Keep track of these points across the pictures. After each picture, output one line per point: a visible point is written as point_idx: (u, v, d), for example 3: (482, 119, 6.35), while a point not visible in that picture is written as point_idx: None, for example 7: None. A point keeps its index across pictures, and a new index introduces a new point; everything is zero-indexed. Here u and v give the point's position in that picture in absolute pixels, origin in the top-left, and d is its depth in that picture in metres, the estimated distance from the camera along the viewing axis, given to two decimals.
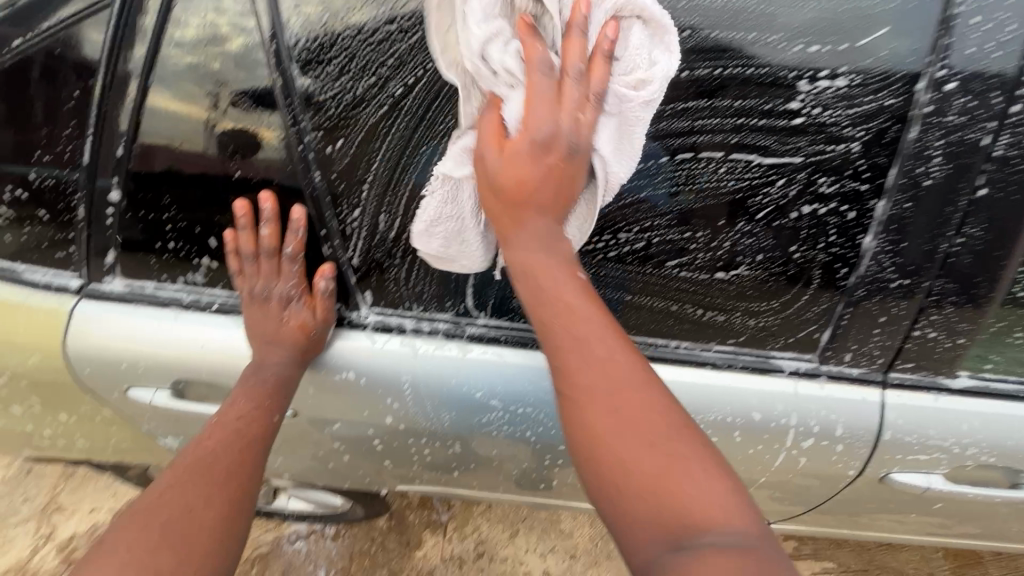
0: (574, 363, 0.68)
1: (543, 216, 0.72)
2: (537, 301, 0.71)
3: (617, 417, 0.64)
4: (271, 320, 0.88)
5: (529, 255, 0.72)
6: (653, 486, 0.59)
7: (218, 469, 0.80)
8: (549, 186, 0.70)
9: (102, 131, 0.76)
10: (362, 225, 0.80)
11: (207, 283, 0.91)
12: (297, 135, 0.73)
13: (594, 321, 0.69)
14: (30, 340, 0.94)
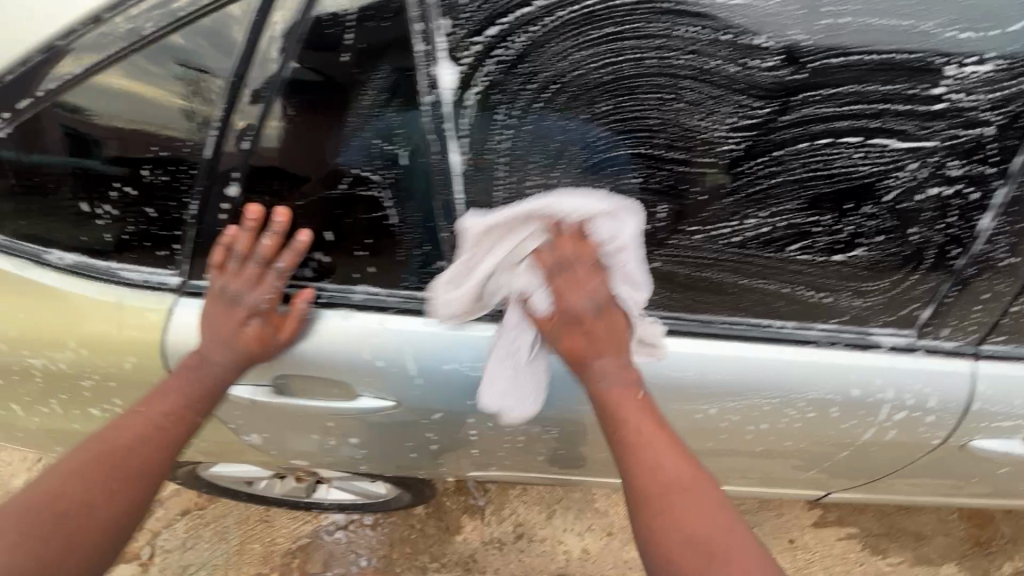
0: (643, 457, 0.81)
1: (608, 356, 0.84)
2: (615, 421, 0.83)
3: (690, 509, 0.78)
4: (226, 321, 0.87)
5: (598, 383, 0.84)
6: (698, 561, 0.74)
7: (129, 467, 0.86)
8: (614, 335, 0.83)
9: (224, 124, 0.73)
10: None
11: (314, 277, 0.88)
12: (435, 131, 0.71)
13: (646, 417, 0.83)
14: (126, 341, 0.92)
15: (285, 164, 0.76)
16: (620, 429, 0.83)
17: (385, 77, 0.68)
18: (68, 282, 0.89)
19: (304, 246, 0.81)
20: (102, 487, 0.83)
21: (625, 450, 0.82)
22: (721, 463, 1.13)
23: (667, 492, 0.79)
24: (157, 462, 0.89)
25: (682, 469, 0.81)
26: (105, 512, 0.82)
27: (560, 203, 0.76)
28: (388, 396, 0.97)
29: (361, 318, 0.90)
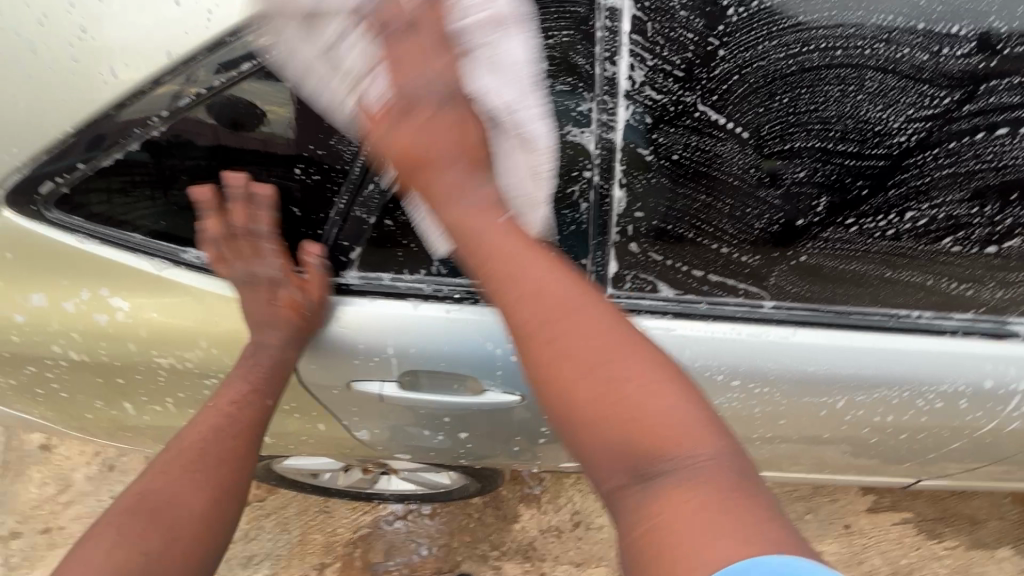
0: (559, 317, 0.64)
1: (460, 170, 0.71)
2: (496, 259, 0.68)
3: (578, 352, 0.62)
4: (263, 302, 0.91)
5: (449, 197, 0.71)
6: (625, 422, 0.60)
7: (207, 459, 0.91)
8: (442, 135, 0.70)
9: None
10: (637, 217, 0.78)
11: (449, 275, 0.89)
12: (606, 127, 0.70)
13: (539, 261, 0.67)
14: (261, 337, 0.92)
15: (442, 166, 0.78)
16: (482, 257, 0.69)
17: (550, 51, 0.66)
18: (210, 281, 0.91)
19: (268, 194, 0.83)
20: (186, 479, 0.88)
21: (500, 301, 0.67)
22: (830, 449, 1.14)
23: (554, 338, 0.64)
24: (230, 453, 0.94)
25: (599, 327, 0.63)
26: (194, 502, 0.87)
27: (715, 195, 0.76)
28: (514, 389, 0.97)
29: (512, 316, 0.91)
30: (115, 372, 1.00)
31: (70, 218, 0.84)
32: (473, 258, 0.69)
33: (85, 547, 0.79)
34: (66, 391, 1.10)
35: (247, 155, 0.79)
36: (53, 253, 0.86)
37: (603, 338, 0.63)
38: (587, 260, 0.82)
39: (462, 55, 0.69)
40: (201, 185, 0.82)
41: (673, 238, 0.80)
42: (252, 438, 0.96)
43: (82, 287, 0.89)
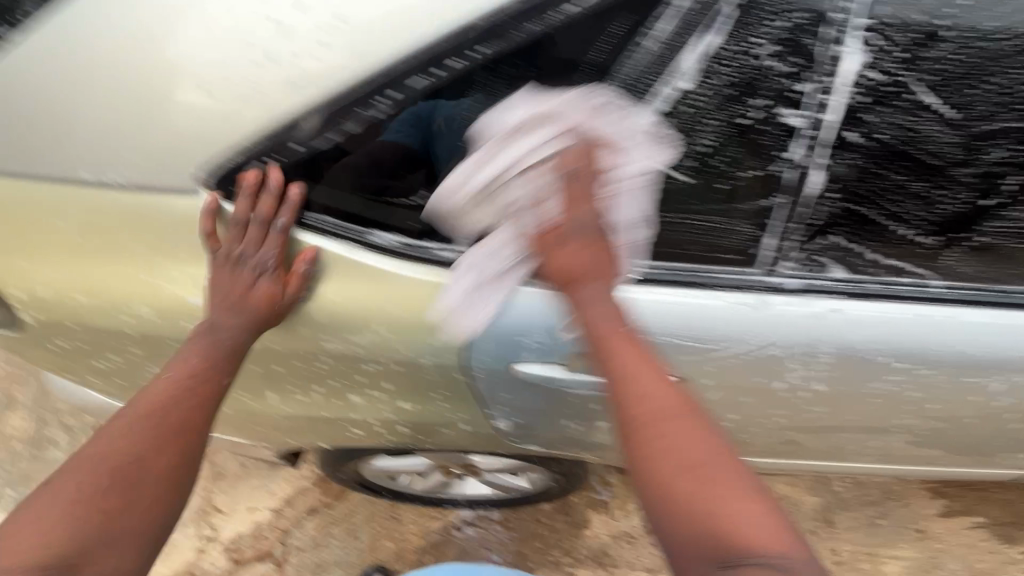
0: (635, 385, 0.84)
1: (596, 286, 0.87)
2: (616, 366, 0.85)
3: (663, 448, 0.81)
4: (234, 285, 0.92)
5: (594, 303, 0.86)
6: (697, 504, 0.77)
7: (167, 431, 0.91)
8: (592, 259, 0.87)
9: (596, 116, 0.77)
10: (827, 201, 0.82)
11: (633, 256, 0.90)
12: (817, 117, 0.74)
13: (653, 371, 0.85)
14: (435, 319, 0.93)
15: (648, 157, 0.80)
16: (619, 377, 0.85)
17: (780, 34, 0.69)
18: (386, 263, 0.91)
19: (298, 199, 0.85)
20: (151, 444, 0.89)
21: (613, 376, 0.85)
22: (962, 432, 1.15)
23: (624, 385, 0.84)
24: (188, 423, 0.93)
25: (688, 416, 0.83)
26: (155, 464, 0.89)
27: (914, 176, 0.79)
28: (677, 372, 0.96)
29: (692, 293, 0.91)
30: (275, 358, 1.02)
31: (264, 199, 0.87)
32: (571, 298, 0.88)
33: (42, 499, 0.82)
34: (214, 381, 1.11)
35: (450, 138, 0.80)
36: (240, 235, 0.88)
37: (682, 425, 0.82)
38: (763, 246, 0.87)
39: (684, 44, 0.71)
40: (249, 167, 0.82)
41: (859, 221, 0.85)
42: (210, 407, 0.96)
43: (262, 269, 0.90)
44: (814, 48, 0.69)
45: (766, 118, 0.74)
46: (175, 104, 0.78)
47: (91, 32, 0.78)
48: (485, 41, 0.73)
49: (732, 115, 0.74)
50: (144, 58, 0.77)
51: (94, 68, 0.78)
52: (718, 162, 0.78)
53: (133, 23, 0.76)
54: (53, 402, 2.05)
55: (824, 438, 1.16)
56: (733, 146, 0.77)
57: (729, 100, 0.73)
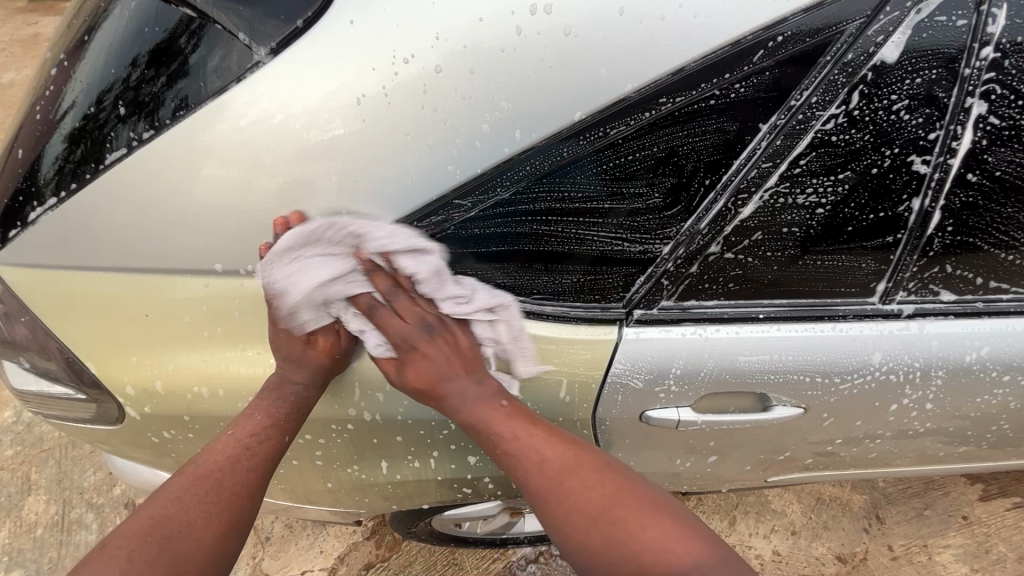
0: (545, 473, 0.90)
1: (458, 379, 0.91)
2: (506, 445, 0.90)
3: (580, 508, 0.88)
4: (294, 339, 0.89)
5: (459, 401, 0.91)
6: (614, 532, 0.86)
7: (222, 491, 0.88)
8: (461, 356, 0.92)
9: (739, 173, 0.78)
10: (945, 233, 0.87)
11: (758, 298, 0.92)
12: (942, 159, 0.79)
13: (564, 442, 0.91)
14: (570, 372, 0.93)
15: (783, 208, 0.82)
16: (494, 444, 0.91)
17: (917, 88, 0.73)
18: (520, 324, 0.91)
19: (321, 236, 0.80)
20: (200, 511, 0.85)
21: (503, 453, 0.91)
22: None
23: (523, 449, 0.89)
24: (244, 486, 0.90)
25: (603, 479, 0.90)
26: (203, 533, 0.84)
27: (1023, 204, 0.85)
28: (801, 402, 0.99)
29: (817, 327, 0.94)
30: (402, 429, 1.01)
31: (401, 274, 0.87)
32: (483, 437, 0.92)
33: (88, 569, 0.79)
34: (329, 456, 1.08)
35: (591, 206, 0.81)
36: (379, 312, 0.89)
37: (587, 469, 0.90)
38: (882, 279, 0.92)
39: (830, 102, 0.73)
40: (278, 219, 0.80)
41: (969, 249, 0.89)
42: (266, 474, 0.92)
43: (397, 341, 0.91)
44: (947, 98, 0.74)
45: (896, 163, 0.79)
46: (320, 193, 0.79)
47: (237, 127, 0.78)
48: (636, 112, 0.74)
49: (868, 165, 0.79)
50: (296, 147, 0.77)
51: (241, 161, 0.78)
52: (849, 205, 0.82)
53: (284, 116, 0.76)
54: (85, 481, 1.92)
55: (915, 441, 1.23)
56: (864, 190, 0.81)
57: (867, 150, 0.77)
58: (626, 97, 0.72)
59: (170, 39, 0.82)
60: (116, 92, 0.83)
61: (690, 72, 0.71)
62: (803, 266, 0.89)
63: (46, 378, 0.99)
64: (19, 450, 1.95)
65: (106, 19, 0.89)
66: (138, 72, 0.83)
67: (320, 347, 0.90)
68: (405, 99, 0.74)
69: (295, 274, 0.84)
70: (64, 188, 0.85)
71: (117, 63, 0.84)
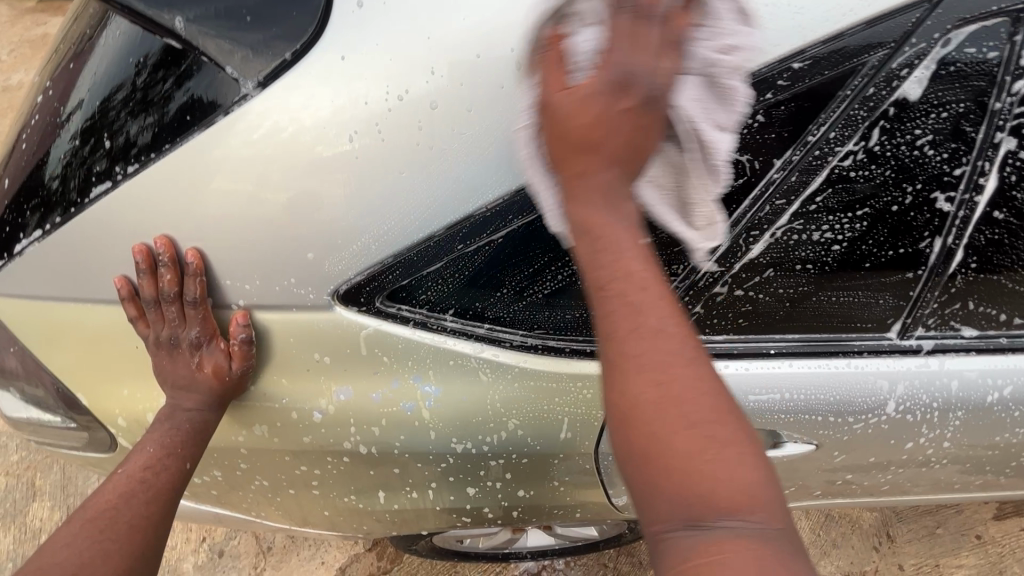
0: (627, 337, 0.57)
1: (612, 168, 0.63)
2: (613, 291, 0.59)
3: (678, 397, 0.55)
4: (181, 364, 0.88)
5: (586, 179, 0.63)
6: (671, 448, 0.54)
7: (119, 525, 0.81)
8: (592, 195, 0.62)
9: (752, 209, 0.74)
10: (967, 269, 0.83)
11: (770, 333, 0.88)
12: (965, 196, 0.75)
13: (659, 287, 0.59)
14: (571, 407, 0.90)
15: (797, 244, 0.78)
16: (596, 292, 0.60)
17: (942, 123, 0.69)
18: (520, 359, 0.87)
19: (199, 264, 0.79)
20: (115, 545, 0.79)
21: (599, 293, 0.60)
22: None
23: (603, 306, 0.59)
24: (145, 524, 0.83)
25: (703, 401, 0.55)
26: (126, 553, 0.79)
27: None
28: (813, 439, 0.95)
29: (832, 363, 0.90)
30: (400, 462, 0.98)
31: (392, 306, 0.83)
32: (578, 244, 0.62)
33: None
34: (326, 486, 1.06)
35: None
36: (373, 348, 0.85)
37: (686, 371, 0.56)
38: (900, 316, 0.88)
39: (849, 138, 0.69)
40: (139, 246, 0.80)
41: (994, 286, 0.85)
42: (159, 511, 0.86)
43: (393, 375, 0.87)
44: (974, 133, 0.70)
45: (918, 200, 0.75)
46: (312, 226, 0.76)
47: (224, 162, 0.74)
48: None
49: (888, 202, 0.75)
50: (286, 180, 0.74)
51: (229, 193, 0.75)
52: (867, 242, 0.78)
53: (275, 151, 0.73)
54: (88, 489, 1.92)
55: (930, 473, 1.18)
56: (883, 226, 0.77)
57: (887, 186, 0.73)
58: None
59: (172, 44, 0.77)
60: (123, 96, 0.80)
61: None
62: (817, 302, 0.85)
63: (37, 407, 0.97)
64: (22, 457, 1.95)
65: (93, 41, 0.85)
66: (144, 77, 0.78)
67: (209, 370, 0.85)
68: (397, 136, 0.71)
69: (154, 301, 0.83)
70: (49, 219, 0.81)
71: (121, 68, 0.80)
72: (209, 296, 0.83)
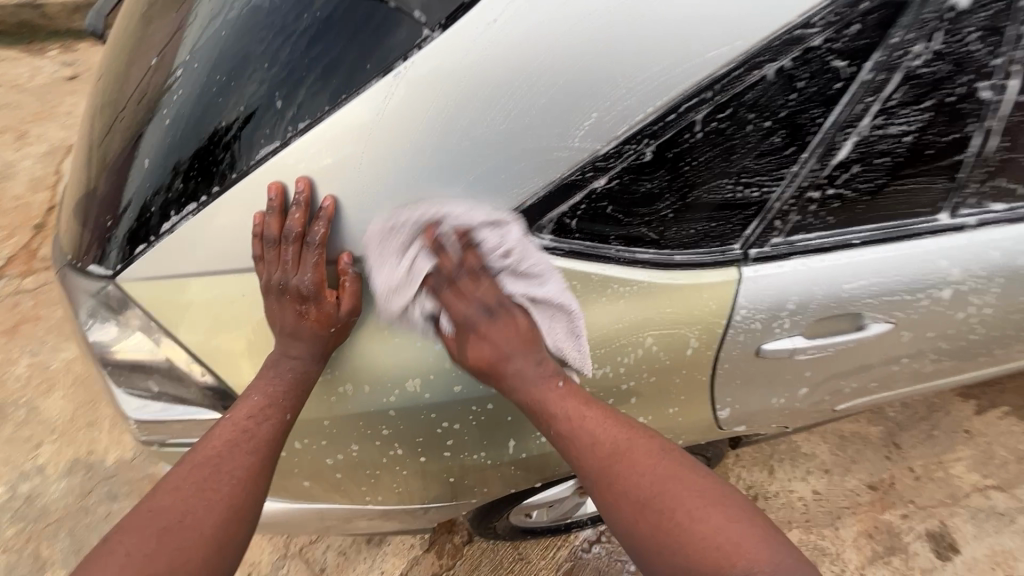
0: (581, 446, 0.90)
1: (513, 358, 0.92)
2: (563, 430, 0.90)
3: (629, 474, 0.87)
4: (287, 313, 0.86)
5: (519, 376, 0.92)
6: (650, 518, 0.85)
7: (226, 474, 0.82)
8: (512, 336, 0.92)
9: (846, 109, 0.87)
10: (999, 150, 1.00)
11: (852, 226, 1.02)
12: (1003, 83, 0.92)
13: (605, 426, 0.91)
14: (698, 316, 0.99)
15: (879, 138, 0.92)
16: (551, 424, 0.91)
17: (987, 21, 0.85)
18: (658, 275, 0.95)
19: (332, 212, 0.80)
20: (222, 496, 0.80)
21: (558, 422, 0.91)
22: None
23: (580, 429, 0.90)
24: (251, 481, 0.83)
25: (660, 468, 0.88)
26: (207, 526, 0.78)
27: None
28: (891, 318, 1.10)
29: (903, 246, 1.05)
30: None
31: (547, 235, 0.89)
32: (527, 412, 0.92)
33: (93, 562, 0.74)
34: (461, 444, 1.08)
35: (719, 154, 0.87)
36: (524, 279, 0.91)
37: (641, 454, 0.89)
38: (950, 197, 1.04)
39: (922, 38, 0.84)
40: (274, 184, 0.80)
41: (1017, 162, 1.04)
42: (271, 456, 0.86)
43: (542, 307, 0.93)
44: (1010, 28, 0.87)
45: (969, 90, 0.91)
46: (473, 166, 0.80)
47: (386, 110, 0.77)
48: (766, 58, 0.80)
49: (947, 94, 0.90)
50: (450, 123, 0.78)
51: (390, 142, 0.78)
52: (930, 131, 0.94)
53: (435, 96, 0.77)
54: None
55: (965, 352, 1.36)
56: (942, 115, 0.92)
57: (946, 80, 0.89)
58: (761, 45, 0.79)
59: (311, 50, 0.83)
60: (186, 163, 0.85)
61: (812, 17, 0.79)
62: (888, 192, 0.99)
63: (181, 401, 0.92)
64: None
65: (223, 23, 0.88)
66: (228, 127, 0.83)
67: (316, 320, 0.85)
68: (562, 60, 0.77)
69: (274, 242, 0.81)
70: (207, 192, 0.83)
71: (173, 149, 0.86)
72: (327, 244, 0.83)
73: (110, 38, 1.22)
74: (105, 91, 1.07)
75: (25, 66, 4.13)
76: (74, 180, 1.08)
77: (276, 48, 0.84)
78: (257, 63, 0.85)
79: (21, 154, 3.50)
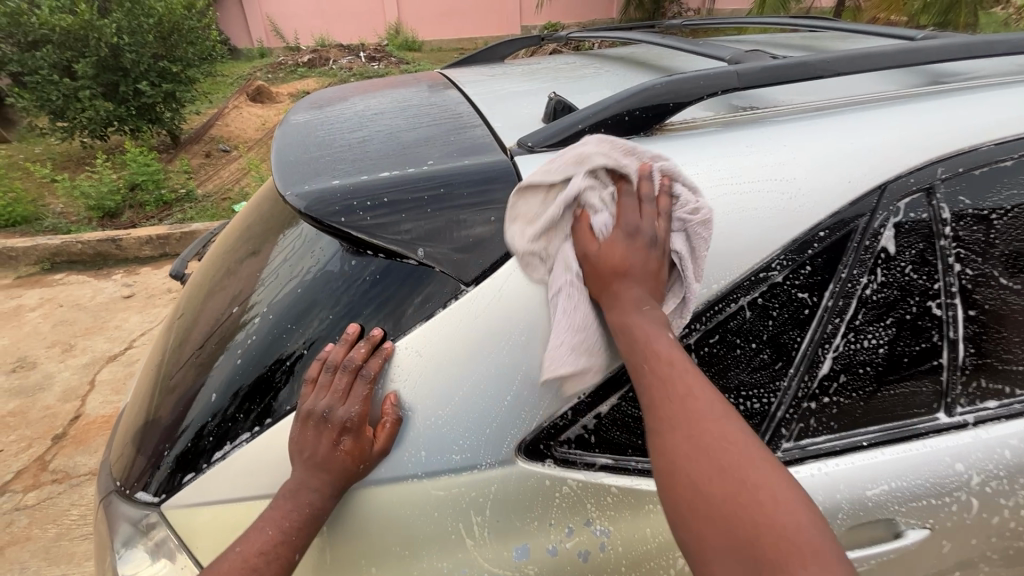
0: (683, 403, 0.77)
1: (637, 287, 0.84)
2: (654, 377, 0.79)
3: (733, 437, 0.74)
4: (318, 440, 0.86)
5: (628, 330, 0.82)
6: (724, 500, 0.70)
7: None
8: (634, 253, 0.85)
9: (817, 329, 1.01)
10: (969, 355, 1.11)
11: (856, 429, 1.07)
12: (948, 299, 1.07)
13: (716, 407, 0.76)
14: None
15: (855, 350, 1.04)
16: (644, 365, 0.80)
17: (915, 258, 1.05)
18: None
19: (389, 352, 0.91)
20: None
21: (648, 382, 0.79)
22: None
23: (670, 373, 0.79)
24: None
25: (752, 466, 0.72)
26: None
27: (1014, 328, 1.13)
28: (925, 523, 1.08)
29: (913, 446, 1.08)
30: None
31: (570, 450, 0.95)
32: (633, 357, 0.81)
33: None
34: None
35: (716, 370, 0.99)
36: (549, 494, 0.93)
37: (732, 430, 0.74)
38: (942, 398, 1.12)
39: (865, 272, 1.02)
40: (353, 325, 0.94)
41: (993, 365, 1.13)
42: None
43: (568, 523, 0.93)
44: (936, 260, 1.06)
45: (919, 308, 1.06)
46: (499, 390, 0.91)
47: (426, 347, 0.90)
48: (739, 294, 0.97)
49: (902, 313, 1.05)
50: (480, 354, 0.90)
51: (429, 373, 0.90)
52: (898, 341, 1.06)
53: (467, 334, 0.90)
54: None
55: None
56: (905, 330, 1.06)
57: (897, 301, 1.05)
58: (733, 285, 0.96)
59: (362, 297, 0.96)
60: (239, 399, 0.95)
61: (771, 263, 0.98)
62: (879, 395, 1.08)
63: None
64: None
65: (292, 276, 1.07)
66: (287, 362, 0.96)
67: (347, 455, 0.86)
68: None
69: (332, 370, 0.90)
70: (259, 422, 0.93)
71: (227, 389, 0.97)
72: (378, 380, 0.90)
73: (192, 280, 1.47)
74: (182, 328, 1.26)
75: (90, 287, 4.69)
76: (137, 404, 1.20)
77: (335, 294, 0.99)
78: (307, 323, 0.99)
79: (63, 365, 3.74)
